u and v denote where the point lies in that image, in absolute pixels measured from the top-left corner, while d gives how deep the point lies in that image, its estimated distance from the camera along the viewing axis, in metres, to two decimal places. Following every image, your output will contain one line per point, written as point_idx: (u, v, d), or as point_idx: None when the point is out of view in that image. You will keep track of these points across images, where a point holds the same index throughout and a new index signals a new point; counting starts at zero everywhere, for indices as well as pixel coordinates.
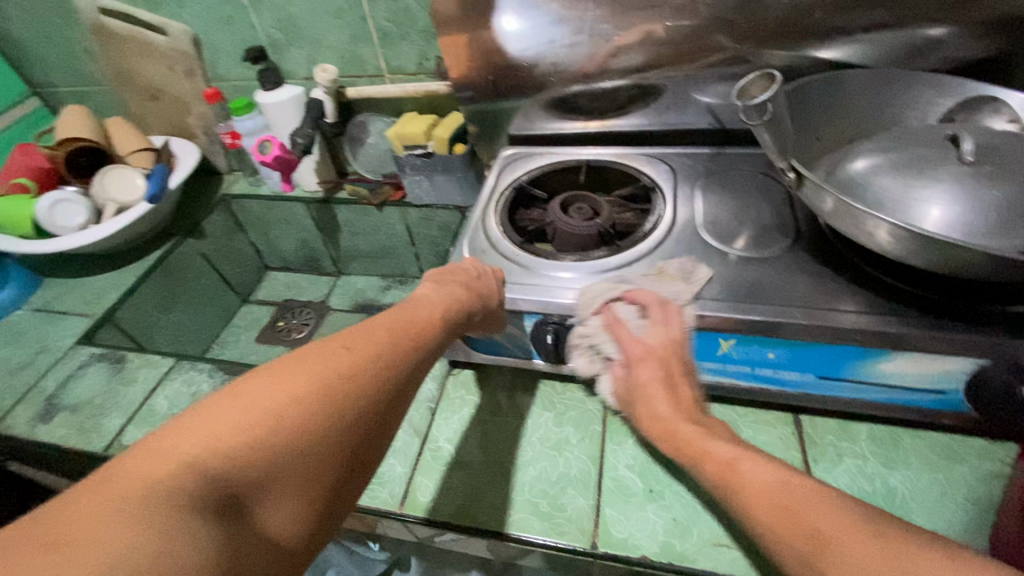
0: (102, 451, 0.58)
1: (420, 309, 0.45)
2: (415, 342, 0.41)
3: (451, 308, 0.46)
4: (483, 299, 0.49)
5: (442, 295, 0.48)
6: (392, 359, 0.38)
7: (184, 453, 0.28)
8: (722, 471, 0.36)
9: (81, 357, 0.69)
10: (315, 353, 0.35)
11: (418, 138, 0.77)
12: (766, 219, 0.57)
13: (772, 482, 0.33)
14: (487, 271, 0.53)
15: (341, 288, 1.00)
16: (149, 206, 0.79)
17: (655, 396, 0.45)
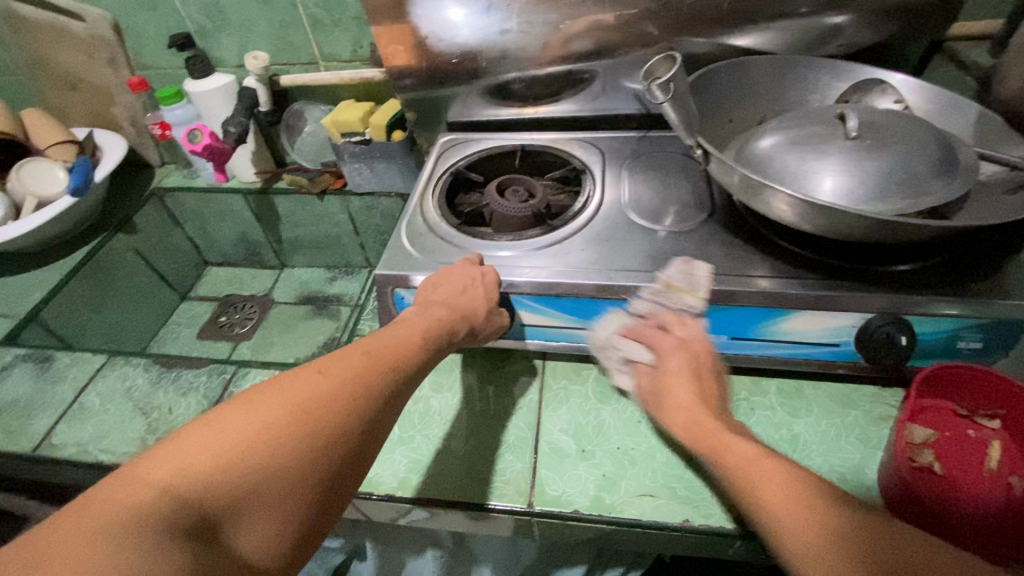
0: (30, 451, 0.57)
1: (411, 327, 0.46)
2: (401, 362, 0.41)
3: (434, 327, 0.47)
4: (472, 317, 0.49)
5: (432, 312, 0.48)
6: (376, 379, 0.38)
7: (156, 478, 0.28)
8: (743, 465, 0.38)
9: (4, 358, 0.66)
10: (296, 378, 0.35)
11: (355, 125, 0.76)
12: (685, 196, 0.61)
13: (756, 463, 0.37)
14: (482, 283, 0.51)
15: (285, 281, 0.99)
16: (73, 199, 0.76)
17: (684, 387, 0.46)
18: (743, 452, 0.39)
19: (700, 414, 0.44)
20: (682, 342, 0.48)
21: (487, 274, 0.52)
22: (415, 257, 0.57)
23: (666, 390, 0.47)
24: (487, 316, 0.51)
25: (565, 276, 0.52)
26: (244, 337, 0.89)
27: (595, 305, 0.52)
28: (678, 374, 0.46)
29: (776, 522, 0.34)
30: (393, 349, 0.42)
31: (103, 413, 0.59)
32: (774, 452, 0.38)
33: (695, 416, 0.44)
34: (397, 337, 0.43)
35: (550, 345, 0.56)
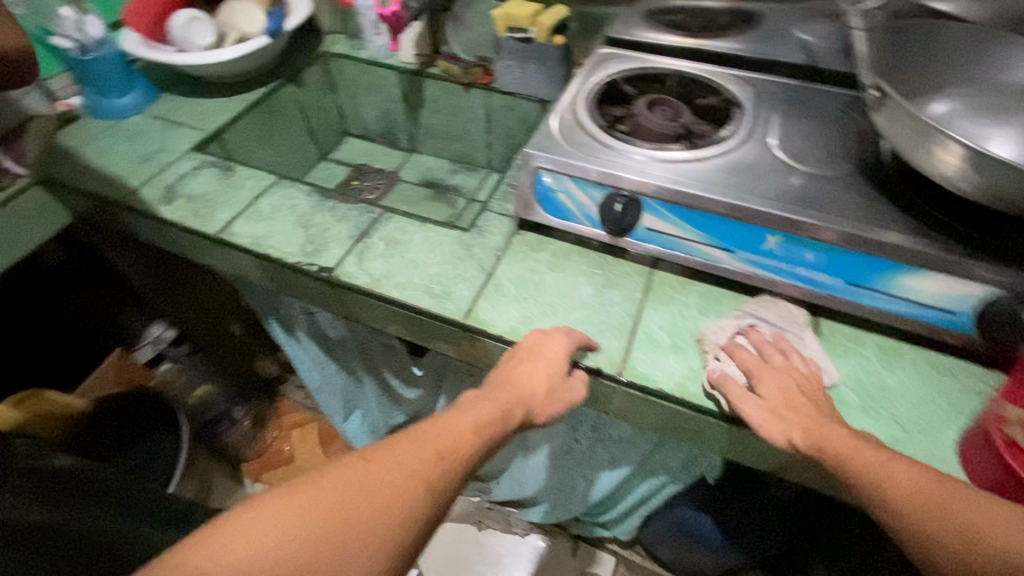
0: (215, 233, 0.69)
1: (471, 413, 0.50)
2: (448, 459, 0.46)
3: (492, 423, 0.50)
4: (529, 403, 0.53)
5: (491, 394, 0.52)
6: (420, 473, 0.44)
7: (207, 559, 0.37)
8: (872, 468, 0.43)
9: (196, 160, 0.79)
10: (348, 469, 0.43)
11: (524, 21, 0.80)
12: (835, 147, 0.62)
13: (878, 465, 0.42)
14: (543, 357, 0.53)
15: (412, 163, 1.07)
16: (268, 40, 0.85)
17: (805, 406, 0.48)
18: (869, 455, 0.43)
19: (827, 428, 0.46)
20: (803, 373, 0.51)
21: (556, 342, 0.54)
22: (563, 145, 0.62)
23: (780, 404, 0.48)
24: (548, 396, 0.54)
25: (701, 188, 0.56)
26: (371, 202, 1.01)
27: (724, 223, 0.56)
28: (784, 397, 0.49)
29: (891, 509, 0.41)
30: (446, 447, 0.46)
31: (273, 219, 0.70)
32: (897, 455, 0.43)
33: (820, 428, 0.46)
34: (452, 426, 0.48)
35: (666, 253, 0.60)
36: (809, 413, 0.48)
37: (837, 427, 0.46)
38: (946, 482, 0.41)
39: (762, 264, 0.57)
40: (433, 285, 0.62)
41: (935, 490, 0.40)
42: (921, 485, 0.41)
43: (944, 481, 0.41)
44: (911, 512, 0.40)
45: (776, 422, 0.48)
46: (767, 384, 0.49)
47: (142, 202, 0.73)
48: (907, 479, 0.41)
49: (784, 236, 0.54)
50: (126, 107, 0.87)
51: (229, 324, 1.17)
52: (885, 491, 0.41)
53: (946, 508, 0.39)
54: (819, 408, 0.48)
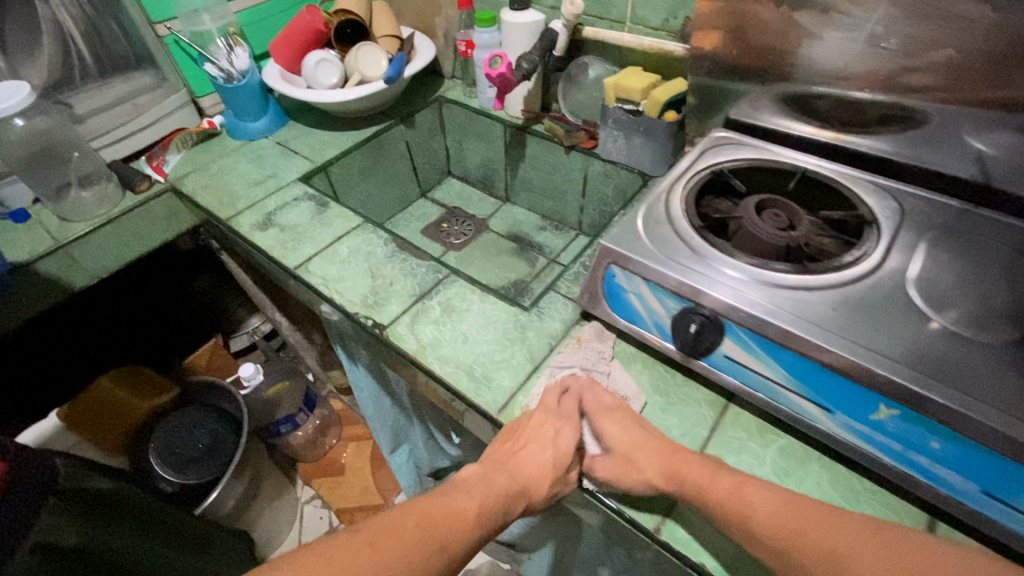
0: (293, 267, 0.72)
1: (471, 497, 0.51)
2: (448, 538, 0.46)
3: (489, 505, 0.51)
4: (532, 492, 0.53)
5: (491, 478, 0.53)
6: (422, 554, 0.43)
7: None
8: (732, 497, 0.44)
9: (297, 192, 0.84)
10: (344, 548, 0.42)
11: (634, 94, 0.75)
12: (997, 300, 0.48)
13: (734, 493, 0.44)
14: (552, 445, 0.53)
15: (503, 214, 1.06)
16: (383, 86, 0.89)
17: (636, 439, 0.50)
18: (726, 484, 0.45)
19: (672, 456, 0.48)
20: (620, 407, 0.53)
21: (561, 431, 0.53)
22: (644, 243, 0.55)
23: (628, 450, 0.49)
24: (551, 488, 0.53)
25: (801, 329, 0.46)
26: (455, 247, 1.01)
27: (828, 379, 0.45)
28: (627, 440, 0.50)
29: (764, 548, 0.42)
30: (445, 526, 0.46)
31: (346, 263, 0.71)
32: (750, 479, 0.46)
33: (666, 457, 0.48)
34: (455, 512, 0.48)
35: (744, 389, 0.51)
36: (660, 443, 0.49)
37: (691, 455, 0.48)
38: (788, 497, 0.44)
39: (868, 437, 0.45)
40: (475, 368, 0.58)
41: (787, 510, 0.43)
42: (773, 509, 0.43)
43: (787, 497, 0.44)
44: (778, 543, 0.41)
45: (632, 470, 0.49)
46: (611, 431, 0.51)
47: (242, 225, 0.79)
48: (756, 501, 0.43)
49: (902, 411, 0.42)
50: (257, 130, 0.96)
51: (311, 334, 1.24)
52: (749, 526, 0.43)
53: (806, 532, 0.41)
54: (663, 435, 0.51)
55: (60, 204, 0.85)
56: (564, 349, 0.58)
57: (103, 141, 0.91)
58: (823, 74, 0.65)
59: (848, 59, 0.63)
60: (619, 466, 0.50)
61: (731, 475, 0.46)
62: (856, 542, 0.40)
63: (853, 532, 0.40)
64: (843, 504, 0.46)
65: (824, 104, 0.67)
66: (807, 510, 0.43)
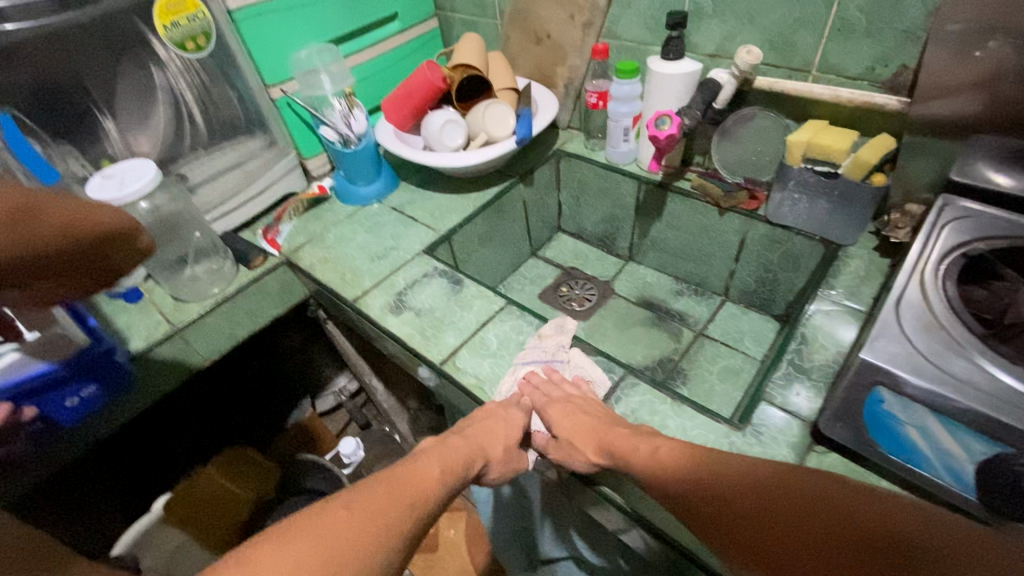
0: (438, 362, 0.63)
1: (430, 461, 0.50)
2: (419, 498, 0.43)
3: (449, 467, 0.50)
4: (488, 452, 0.56)
5: (450, 443, 0.55)
6: (396, 510, 0.41)
7: None
8: (650, 462, 0.46)
9: (425, 267, 0.76)
10: (314, 519, 0.36)
11: (831, 153, 0.63)
12: None
13: (655, 460, 0.46)
14: (504, 416, 0.58)
15: (628, 275, 0.96)
16: (514, 145, 0.81)
17: (575, 416, 0.55)
18: (645, 450, 0.47)
19: (608, 429, 0.52)
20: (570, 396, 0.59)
21: (513, 414, 0.58)
22: (921, 358, 0.44)
23: (576, 435, 0.54)
24: (504, 454, 0.57)
25: None
26: (579, 315, 0.91)
27: None
28: (576, 425, 0.54)
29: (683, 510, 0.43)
30: (414, 490, 0.44)
31: (499, 358, 0.62)
32: (668, 443, 0.47)
33: (592, 428, 0.53)
34: (422, 473, 0.47)
35: None
36: (596, 421, 0.53)
37: (620, 428, 0.51)
38: (698, 452, 0.45)
39: None
40: None
41: (711, 462, 0.43)
42: (690, 466, 0.44)
43: (695, 451, 0.45)
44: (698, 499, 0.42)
45: (575, 452, 0.54)
46: (553, 418, 0.57)
47: (372, 307, 0.71)
48: (675, 465, 0.44)
49: None
50: (369, 194, 0.90)
51: (407, 399, 1.16)
52: (669, 485, 0.44)
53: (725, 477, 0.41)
54: (603, 413, 0.55)
55: (175, 282, 0.80)
56: (546, 351, 0.62)
57: (217, 213, 0.85)
58: None
59: None
60: (565, 450, 0.55)
61: (652, 441, 0.48)
62: (778, 494, 0.38)
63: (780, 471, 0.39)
64: None
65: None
66: (723, 461, 0.43)
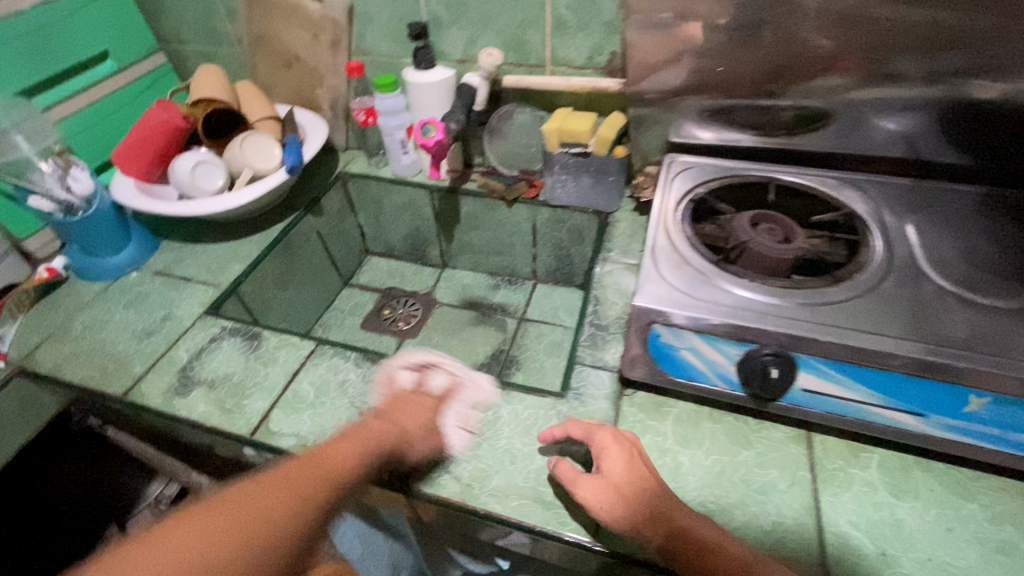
0: (248, 434, 0.55)
1: (354, 437, 0.45)
2: (340, 474, 0.41)
3: (376, 442, 0.46)
4: (409, 435, 0.49)
5: (367, 424, 0.47)
6: (301, 505, 0.37)
7: None
8: (636, 491, 0.43)
9: (212, 329, 0.66)
10: (239, 498, 0.36)
11: (581, 137, 0.71)
12: (996, 261, 0.52)
13: (653, 501, 0.42)
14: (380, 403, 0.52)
15: (447, 282, 0.96)
16: (285, 176, 0.75)
17: (617, 461, 0.45)
18: (664, 495, 0.43)
19: (653, 482, 0.44)
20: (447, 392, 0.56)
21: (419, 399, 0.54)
22: (680, 293, 0.51)
23: (615, 479, 0.44)
24: (418, 433, 0.51)
25: (863, 341, 0.45)
26: (407, 334, 0.88)
27: (912, 384, 0.45)
28: (628, 473, 0.44)
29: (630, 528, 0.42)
30: (334, 463, 0.41)
31: (319, 406, 0.57)
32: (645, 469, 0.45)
33: (640, 479, 0.44)
34: (337, 451, 0.43)
35: (825, 415, 0.48)
36: (658, 484, 0.44)
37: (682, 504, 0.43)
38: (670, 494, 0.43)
39: (966, 431, 0.45)
40: (542, 488, 0.48)
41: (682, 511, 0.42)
42: (638, 485, 0.43)
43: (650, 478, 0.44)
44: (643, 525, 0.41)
45: (619, 505, 0.42)
46: (612, 452, 0.46)
47: (150, 396, 0.59)
48: (625, 477, 0.44)
49: (994, 398, 0.43)
50: (121, 264, 0.75)
51: None
52: (623, 505, 0.42)
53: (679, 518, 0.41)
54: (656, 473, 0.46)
55: None
56: (367, 384, 0.58)
57: None
58: (728, 81, 0.66)
59: (759, 70, 0.64)
60: (596, 493, 0.43)
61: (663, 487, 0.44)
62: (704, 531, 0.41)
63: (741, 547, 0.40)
64: (964, 502, 0.45)
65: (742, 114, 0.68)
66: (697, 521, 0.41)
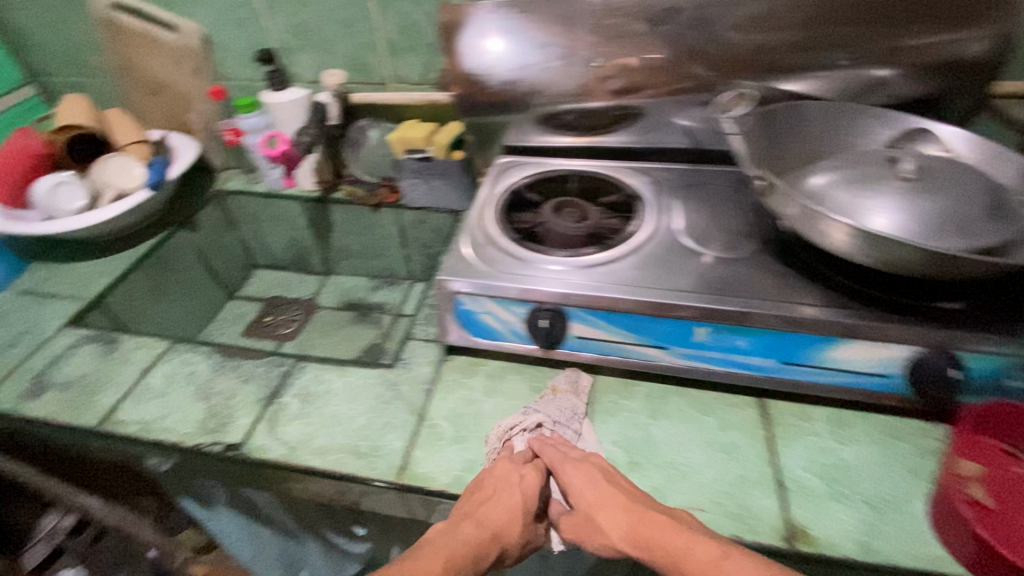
0: (94, 426, 0.59)
1: (437, 552, 0.45)
2: None
3: (462, 555, 0.46)
4: (505, 537, 0.49)
5: (458, 529, 0.47)
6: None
7: None
8: (597, 502, 0.47)
9: (71, 338, 0.70)
10: None
11: (419, 143, 0.81)
12: (736, 226, 0.64)
13: (621, 509, 0.46)
14: (519, 487, 0.50)
15: (330, 287, 0.97)
16: (148, 193, 0.80)
17: (585, 480, 0.49)
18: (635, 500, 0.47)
19: (622, 499, 0.47)
20: (583, 458, 0.52)
21: (526, 475, 0.51)
22: (477, 266, 0.60)
23: (586, 507, 0.48)
24: (523, 530, 0.50)
25: (614, 290, 0.55)
26: (288, 337, 0.89)
27: (650, 322, 0.55)
28: (593, 496, 0.47)
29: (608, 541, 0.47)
30: None
31: (166, 394, 0.61)
32: (609, 475, 0.49)
33: (601, 494, 0.47)
34: (418, 566, 0.44)
35: (599, 357, 0.58)
36: (628, 499, 0.47)
37: (656, 514, 0.45)
38: (645, 502, 0.47)
39: (698, 356, 0.55)
40: (360, 442, 0.55)
41: (648, 521, 0.45)
42: (599, 501, 0.47)
43: (626, 489, 0.48)
44: (603, 536, 0.47)
45: (597, 532, 0.48)
46: (572, 482, 0.49)
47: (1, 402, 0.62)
48: (585, 494, 0.48)
49: (711, 326, 0.53)
50: None
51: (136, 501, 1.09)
52: (598, 527, 0.47)
53: (650, 534, 0.44)
54: (628, 486, 0.48)
55: None
56: (214, 372, 0.63)
57: None
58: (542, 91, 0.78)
59: (565, 80, 0.77)
60: (580, 526, 0.49)
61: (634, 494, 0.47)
62: (668, 533, 0.43)
63: (705, 536, 0.42)
64: (703, 416, 0.55)
65: (569, 117, 0.80)
66: (660, 523, 0.44)
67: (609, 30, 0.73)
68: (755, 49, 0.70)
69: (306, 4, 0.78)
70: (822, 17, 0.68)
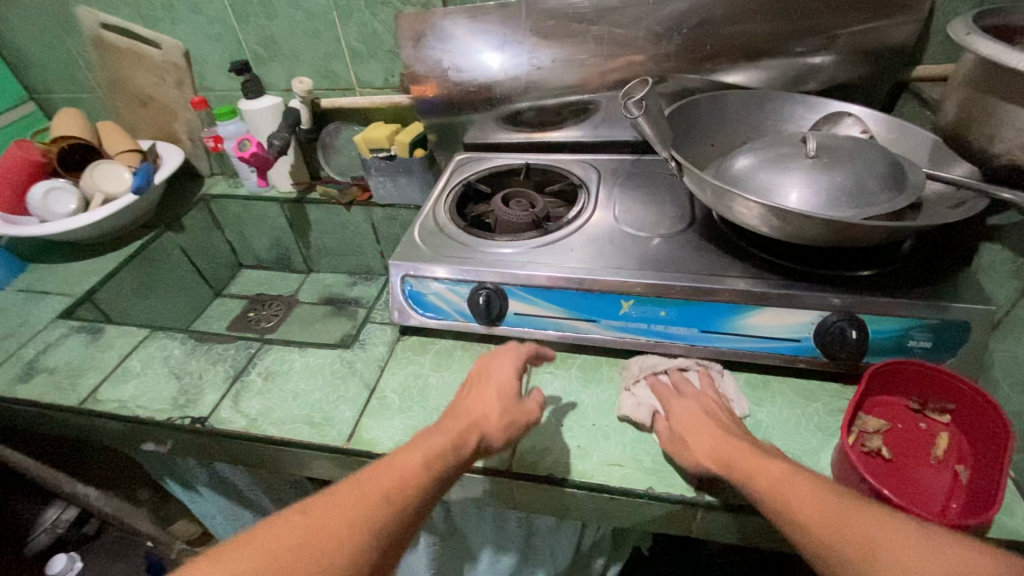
0: (77, 405, 0.64)
1: (419, 447, 0.44)
2: (396, 490, 0.41)
3: (443, 442, 0.45)
4: (483, 426, 0.49)
5: (439, 425, 0.48)
6: (362, 513, 0.39)
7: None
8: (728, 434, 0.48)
9: (61, 330, 0.75)
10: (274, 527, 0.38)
11: (382, 143, 0.86)
12: (670, 210, 0.69)
13: (724, 441, 0.47)
14: (493, 376, 0.53)
15: (310, 284, 1.05)
16: (134, 197, 0.86)
17: (691, 410, 0.51)
18: (757, 442, 0.47)
19: (725, 439, 0.47)
20: (699, 395, 0.53)
21: (501, 368, 0.54)
22: (425, 251, 0.64)
23: (681, 430, 0.50)
24: (503, 419, 0.50)
25: (547, 268, 0.59)
26: (268, 330, 0.95)
27: (578, 296, 0.59)
28: (688, 422, 0.50)
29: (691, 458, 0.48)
30: (387, 480, 0.41)
31: (143, 375, 0.67)
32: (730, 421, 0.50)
33: (702, 425, 0.49)
34: (398, 459, 0.43)
35: (537, 333, 0.62)
36: (721, 432, 0.48)
37: (742, 442, 0.46)
38: (766, 447, 0.46)
39: (626, 327, 0.59)
40: (315, 414, 0.59)
41: (740, 451, 0.46)
42: (697, 430, 0.49)
43: (739, 431, 0.49)
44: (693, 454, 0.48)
45: (684, 448, 0.49)
46: (671, 406, 0.53)
47: None
48: (684, 422, 0.50)
49: (635, 299, 0.57)
50: None
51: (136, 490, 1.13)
52: (684, 446, 0.49)
53: (739, 461, 0.45)
54: (736, 429, 0.49)
55: None
56: (187, 356, 0.69)
57: None
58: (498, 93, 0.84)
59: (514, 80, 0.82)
60: (674, 443, 0.50)
61: (759, 441, 0.47)
62: (758, 460, 0.44)
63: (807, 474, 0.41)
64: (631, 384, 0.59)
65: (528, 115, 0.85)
66: (755, 455, 0.44)
67: (551, 29, 0.78)
68: (684, 44, 0.75)
69: (273, 17, 0.85)
70: (745, 12, 0.72)
